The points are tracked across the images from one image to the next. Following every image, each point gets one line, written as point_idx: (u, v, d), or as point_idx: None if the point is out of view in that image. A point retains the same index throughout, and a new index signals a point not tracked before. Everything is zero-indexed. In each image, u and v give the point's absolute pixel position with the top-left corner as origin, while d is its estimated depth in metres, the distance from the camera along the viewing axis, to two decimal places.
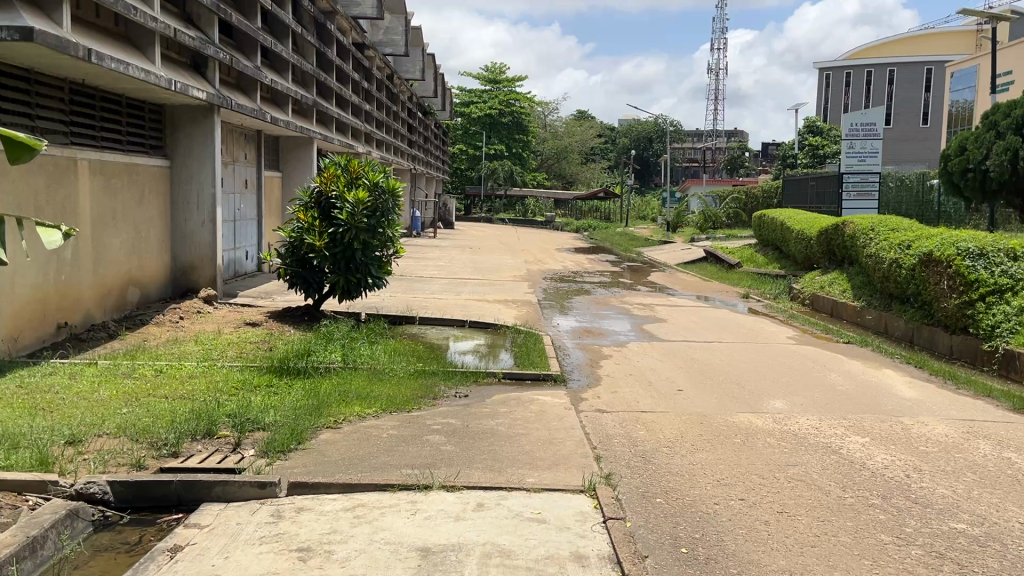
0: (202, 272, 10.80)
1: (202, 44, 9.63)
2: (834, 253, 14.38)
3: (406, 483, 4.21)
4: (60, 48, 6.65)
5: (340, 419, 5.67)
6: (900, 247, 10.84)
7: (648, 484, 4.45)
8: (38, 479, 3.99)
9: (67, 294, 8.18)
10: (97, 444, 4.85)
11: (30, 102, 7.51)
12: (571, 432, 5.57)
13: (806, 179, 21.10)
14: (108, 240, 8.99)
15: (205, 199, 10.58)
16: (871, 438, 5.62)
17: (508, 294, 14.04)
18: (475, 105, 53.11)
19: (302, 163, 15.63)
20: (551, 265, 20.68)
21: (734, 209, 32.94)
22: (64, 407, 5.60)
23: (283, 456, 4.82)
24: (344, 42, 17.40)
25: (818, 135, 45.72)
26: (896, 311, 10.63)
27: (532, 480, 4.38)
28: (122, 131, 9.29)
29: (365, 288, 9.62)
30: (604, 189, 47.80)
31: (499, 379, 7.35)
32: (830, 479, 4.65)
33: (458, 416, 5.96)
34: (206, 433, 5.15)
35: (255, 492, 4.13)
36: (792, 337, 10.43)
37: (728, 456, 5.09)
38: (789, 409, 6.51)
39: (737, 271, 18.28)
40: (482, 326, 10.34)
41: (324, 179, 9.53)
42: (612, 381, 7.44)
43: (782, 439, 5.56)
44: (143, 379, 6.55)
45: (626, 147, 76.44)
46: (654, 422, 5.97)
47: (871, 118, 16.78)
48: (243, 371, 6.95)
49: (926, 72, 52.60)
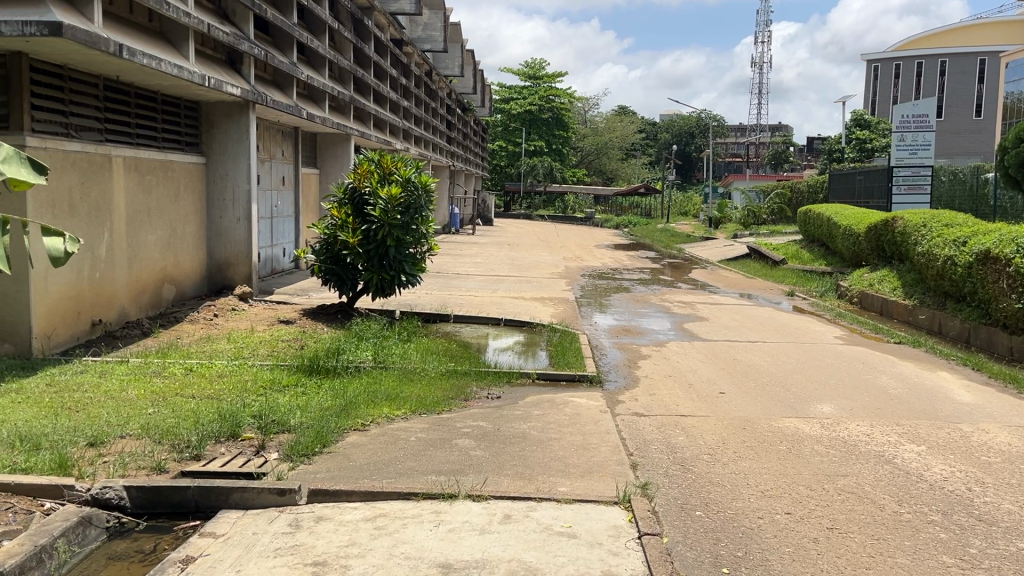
0: (238, 269, 10.75)
1: (237, 40, 9.55)
2: (883, 249, 13.89)
3: (431, 492, 4.01)
4: (90, 43, 6.57)
5: (367, 421, 5.51)
6: (954, 244, 10.38)
7: (687, 496, 4.20)
8: (53, 483, 3.88)
9: (102, 291, 8.15)
10: (119, 446, 4.74)
11: (63, 99, 7.46)
12: (607, 436, 5.33)
13: (853, 173, 20.52)
14: (143, 237, 8.95)
15: (240, 194, 10.53)
16: (927, 446, 5.28)
17: (546, 291, 13.84)
18: (515, 101, 52.82)
19: (340, 160, 15.56)
20: (591, 262, 20.39)
21: (778, 204, 32.22)
22: (90, 407, 5.51)
23: (308, 461, 4.65)
24: (382, 38, 17.29)
25: (866, 129, 44.48)
26: (951, 310, 10.18)
27: (563, 489, 4.16)
28: (157, 127, 9.26)
29: (399, 286, 9.46)
30: (646, 185, 47.07)
31: (533, 380, 7.14)
32: (884, 492, 4.35)
33: (489, 419, 5.77)
34: (231, 435, 5.02)
35: (274, 500, 3.97)
36: (840, 337, 10.03)
37: (773, 465, 4.80)
38: (839, 414, 6.18)
39: (782, 267, 17.82)
40: (518, 324, 10.13)
41: (357, 175, 9.38)
42: (652, 383, 7.18)
43: (831, 447, 5.24)
44: (172, 379, 6.45)
45: (667, 142, 75.63)
46: (694, 426, 5.71)
47: (923, 110, 16.16)
48: (273, 371, 6.83)
49: (980, 63, 50.83)
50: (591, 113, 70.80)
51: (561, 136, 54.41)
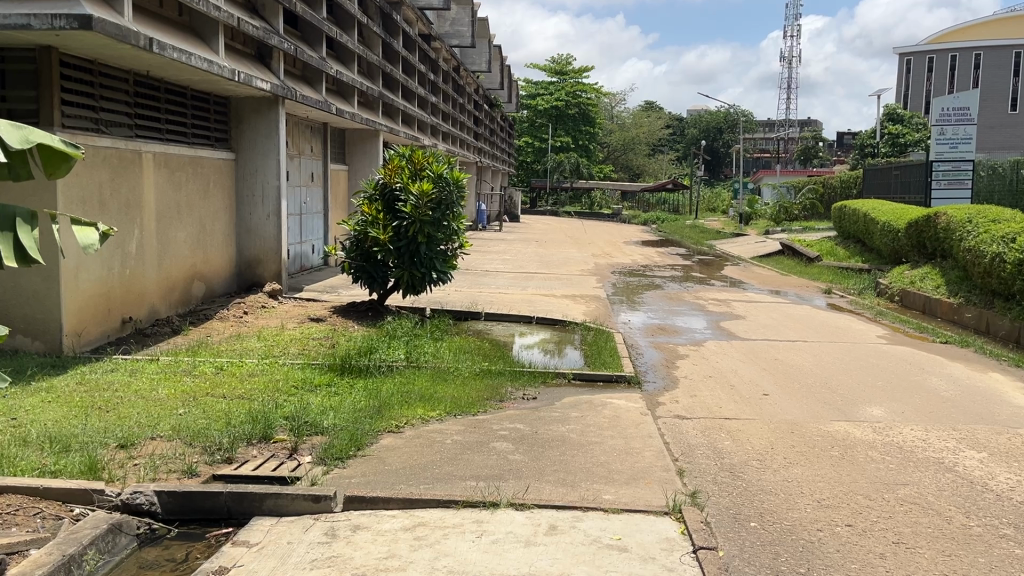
0: (268, 266, 10.66)
1: (267, 34, 9.44)
2: (924, 245, 13.52)
3: (471, 500, 3.83)
4: (120, 36, 6.47)
5: (402, 423, 5.35)
6: (1003, 240, 10.03)
7: (740, 505, 3.98)
8: (83, 488, 3.77)
9: (132, 288, 8.08)
10: (149, 448, 4.62)
11: (94, 95, 7.38)
12: (650, 440, 5.13)
13: (889, 168, 20.04)
14: (173, 234, 8.88)
15: (269, 191, 10.44)
16: (988, 453, 5.02)
17: (577, 288, 13.62)
18: (542, 97, 52.62)
19: (368, 156, 15.47)
20: (621, 259, 20.13)
21: (809, 200, 31.69)
22: (120, 407, 5.42)
23: (342, 464, 4.50)
24: (411, 34, 17.18)
25: (898, 124, 43.61)
26: (1000, 310, 9.83)
27: (609, 497, 3.97)
28: (186, 124, 9.18)
29: (430, 284, 9.32)
30: (674, 182, 46.52)
31: (569, 381, 6.95)
32: (950, 503, 4.10)
33: (526, 421, 5.58)
34: (263, 437, 4.88)
35: (308, 507, 3.81)
36: (883, 336, 9.72)
37: (828, 472, 4.57)
38: (890, 418, 5.92)
39: (817, 264, 17.44)
40: (550, 322, 9.94)
41: (388, 170, 9.24)
42: (691, 384, 6.97)
43: (887, 453, 5.00)
44: (202, 378, 6.34)
45: (695, 137, 75.00)
46: (740, 430, 5.49)
47: (963, 103, 15.74)
48: (305, 370, 6.71)
49: (1015, 56, 49.63)
50: (618, 109, 70.35)
51: (588, 132, 54.08)
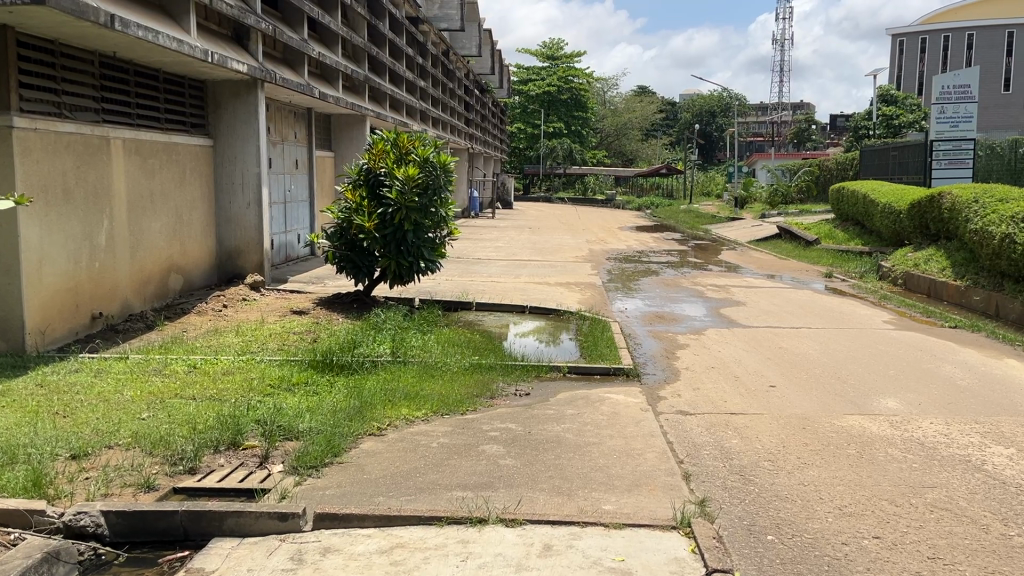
0: (248, 257, 10.21)
1: (243, 13, 8.96)
2: (927, 226, 13.15)
3: (456, 516, 3.43)
4: (77, 12, 6.00)
5: (384, 425, 4.95)
6: (1013, 221, 9.65)
7: (755, 515, 3.60)
8: (21, 509, 3.36)
9: (102, 283, 7.65)
10: (105, 458, 4.21)
11: (55, 77, 6.90)
12: (652, 440, 4.74)
13: (886, 148, 19.65)
14: (146, 225, 8.43)
15: (249, 178, 9.99)
16: (1016, 449, 4.65)
17: (572, 275, 13.24)
18: (533, 82, 52.00)
19: (355, 141, 15.01)
20: (615, 245, 19.74)
21: (806, 182, 31.28)
22: (79, 411, 5.01)
23: (316, 474, 4.10)
24: (398, 16, 16.69)
25: (892, 105, 43.06)
26: (1010, 292, 9.46)
27: (609, 508, 3.60)
28: (159, 108, 8.71)
29: (417, 273, 8.91)
30: (667, 166, 45.82)
31: (563, 374, 6.57)
32: (983, 508, 3.73)
33: (518, 420, 5.19)
34: (231, 444, 4.48)
35: (275, 526, 3.42)
36: (889, 321, 9.35)
37: (847, 474, 4.19)
38: (907, 410, 5.54)
39: (816, 247, 17.08)
40: (544, 311, 9.55)
41: (372, 155, 8.81)
42: (694, 376, 6.60)
43: (908, 450, 4.62)
44: (172, 377, 5.93)
45: (688, 123, 74.30)
46: (748, 427, 5.10)
47: (965, 81, 15.32)
48: (282, 367, 6.30)
49: (1008, 36, 48.95)
50: (610, 94, 69.70)
51: (581, 117, 53.55)
